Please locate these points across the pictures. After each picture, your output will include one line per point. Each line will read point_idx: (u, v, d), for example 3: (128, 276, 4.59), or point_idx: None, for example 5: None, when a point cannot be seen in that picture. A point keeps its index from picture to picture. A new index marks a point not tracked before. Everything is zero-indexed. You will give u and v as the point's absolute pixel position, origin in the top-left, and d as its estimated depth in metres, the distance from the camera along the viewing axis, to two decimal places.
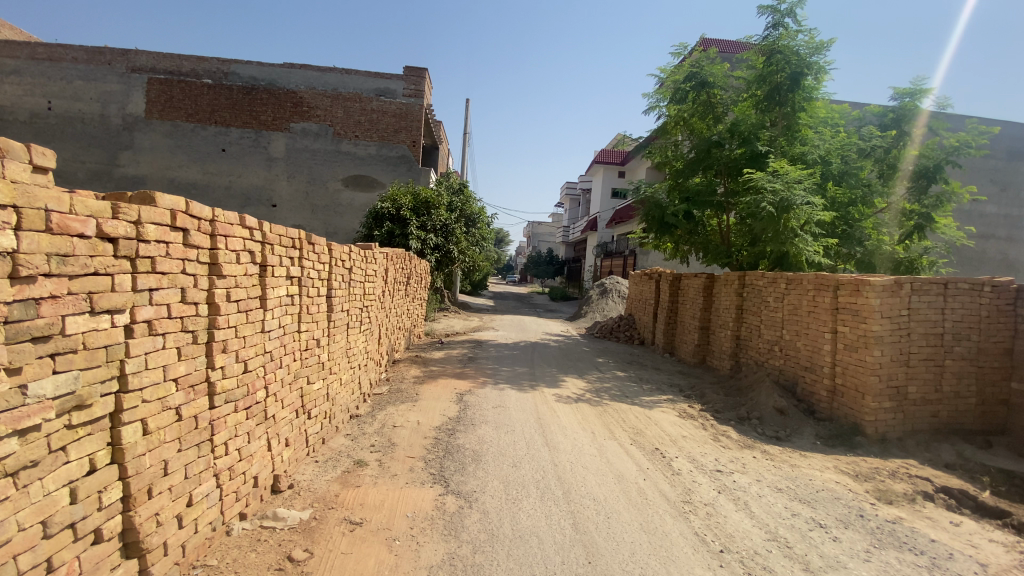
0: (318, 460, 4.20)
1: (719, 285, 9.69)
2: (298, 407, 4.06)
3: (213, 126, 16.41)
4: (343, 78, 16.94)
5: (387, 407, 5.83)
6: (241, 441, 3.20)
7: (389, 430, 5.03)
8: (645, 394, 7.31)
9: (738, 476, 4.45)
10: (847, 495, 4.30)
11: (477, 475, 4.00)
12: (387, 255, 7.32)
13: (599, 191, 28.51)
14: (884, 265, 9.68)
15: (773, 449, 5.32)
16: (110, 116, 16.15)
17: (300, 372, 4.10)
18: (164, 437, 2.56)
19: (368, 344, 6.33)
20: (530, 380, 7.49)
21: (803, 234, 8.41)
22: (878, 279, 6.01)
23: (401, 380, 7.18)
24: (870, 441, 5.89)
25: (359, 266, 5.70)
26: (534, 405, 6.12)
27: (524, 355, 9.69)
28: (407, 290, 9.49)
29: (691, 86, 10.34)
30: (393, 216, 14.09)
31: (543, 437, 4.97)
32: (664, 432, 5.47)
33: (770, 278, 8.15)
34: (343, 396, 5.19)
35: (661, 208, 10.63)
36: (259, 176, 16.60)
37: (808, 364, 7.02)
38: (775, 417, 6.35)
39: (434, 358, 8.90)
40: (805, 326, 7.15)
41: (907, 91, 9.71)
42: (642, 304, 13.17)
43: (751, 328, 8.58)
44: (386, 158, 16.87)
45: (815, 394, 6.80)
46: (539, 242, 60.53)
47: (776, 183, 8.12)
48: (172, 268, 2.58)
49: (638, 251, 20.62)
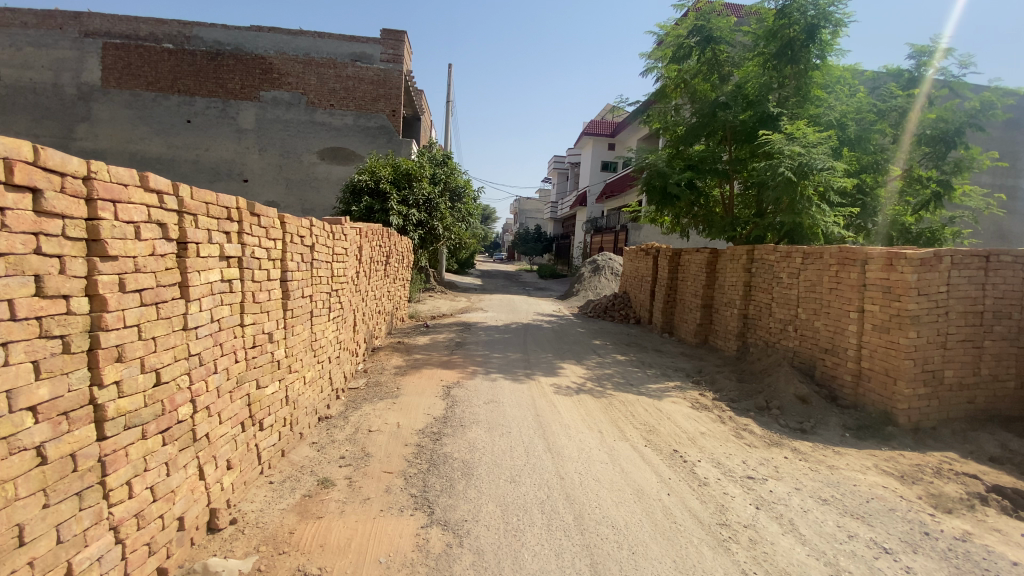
0: (273, 482, 3.43)
1: (725, 260, 8.99)
2: (245, 419, 3.28)
3: (176, 95, 15.05)
4: (315, 42, 15.64)
5: (362, 407, 5.06)
6: (154, 477, 2.42)
7: (364, 436, 4.26)
8: (652, 380, 6.66)
9: (774, 484, 3.80)
10: (901, 506, 3.70)
11: (468, 497, 3.27)
12: (361, 231, 6.46)
13: (588, 164, 27.64)
14: (896, 235, 9.13)
15: (803, 446, 4.67)
16: (62, 86, 14.71)
17: (246, 376, 3.31)
18: (15, 493, 1.77)
19: (339, 332, 5.52)
20: (524, 368, 6.74)
21: (820, 203, 7.71)
22: (916, 253, 5.34)
23: (380, 372, 6.40)
24: (903, 431, 5.32)
25: (323, 243, 4.84)
26: (530, 399, 5.39)
27: (517, 339, 8.95)
28: (386, 269, 8.64)
29: (696, 42, 9.44)
30: (372, 190, 13.08)
31: (544, 439, 4.25)
32: (680, 429, 4.80)
33: (783, 252, 7.47)
34: (309, 397, 4.41)
35: (663, 177, 9.79)
36: (228, 149, 15.37)
37: (830, 346, 6.38)
38: (798, 407, 5.70)
39: (418, 344, 8.13)
40: (826, 305, 6.50)
41: (925, 49, 9.02)
42: (638, 281, 12.47)
43: (761, 306, 7.92)
44: (364, 128, 15.76)
45: (838, 379, 6.19)
46: (526, 219, 59.63)
47: (794, 145, 7.34)
48: (10, 247, 1.77)
49: (630, 225, 19.86)
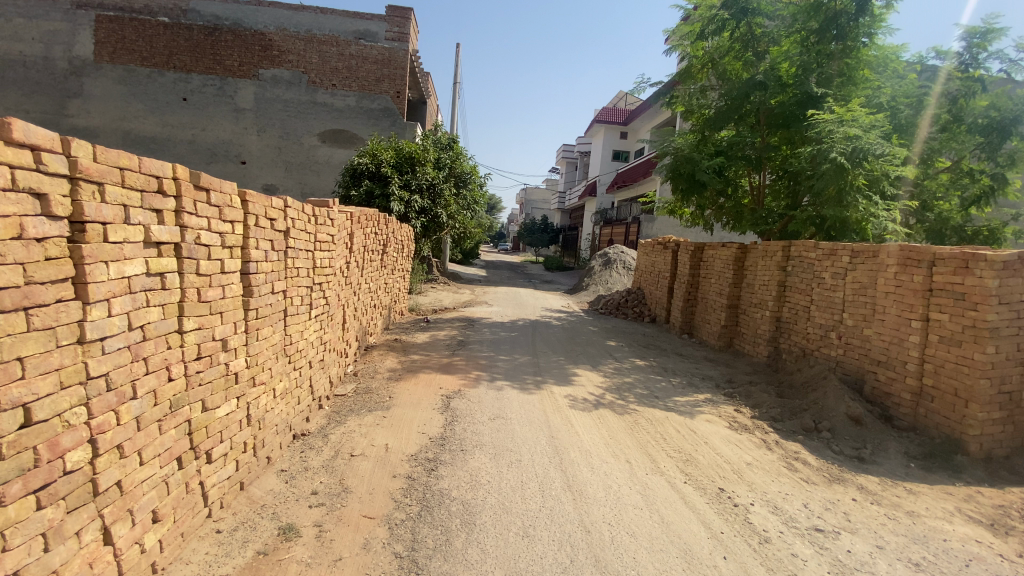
0: (221, 532, 2.71)
1: (755, 256, 8.19)
2: (182, 452, 2.57)
3: (171, 72, 14.23)
4: (317, 18, 14.76)
5: (347, 421, 4.30)
6: (19, 559, 1.72)
7: (344, 463, 3.51)
8: (679, 391, 5.90)
9: (849, 541, 3.05)
10: (1009, 572, 2.93)
11: (468, 561, 2.53)
12: (353, 216, 5.68)
13: (600, 152, 26.70)
14: (946, 233, 8.31)
15: (871, 484, 3.91)
16: (54, 60, 13.90)
17: (186, 397, 2.59)
18: None
19: (323, 331, 4.76)
20: (534, 375, 5.95)
21: (871, 196, 6.87)
22: (999, 254, 4.52)
23: (372, 376, 5.65)
24: (976, 461, 4.53)
25: (302, 228, 4.06)
26: (542, 415, 4.61)
27: (525, 339, 8.16)
28: (383, 259, 7.85)
29: (730, 15, 8.50)
30: (372, 173, 12.29)
31: (562, 472, 3.49)
32: (722, 459, 4.03)
33: (826, 250, 6.66)
34: (279, 412, 3.67)
35: (692, 163, 8.92)
36: (225, 129, 14.57)
37: (883, 358, 5.57)
38: (851, 429, 4.91)
39: (417, 343, 7.38)
40: (880, 311, 5.67)
41: (978, 30, 8.07)
42: (654, 277, 11.66)
43: (797, 308, 7.14)
44: (367, 110, 14.91)
45: (893, 397, 5.37)
46: (533, 209, 58.51)
47: (847, 127, 6.47)
48: None
49: (643, 217, 19.03)
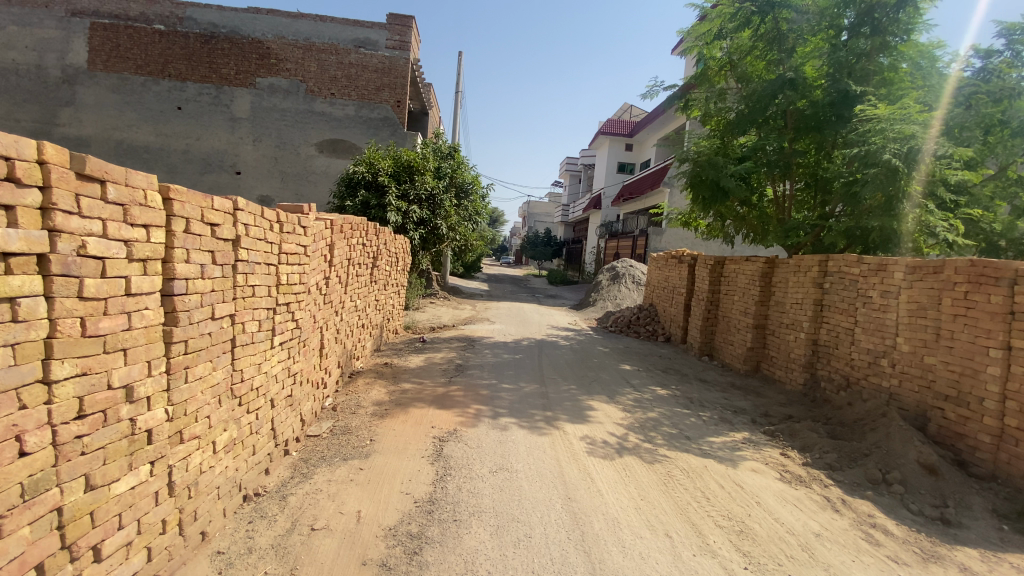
0: None
1: (785, 271, 7.42)
2: (45, 557, 1.78)
3: (166, 80, 13.62)
4: (316, 26, 14.20)
5: (314, 476, 3.47)
6: None
7: (301, 542, 2.70)
8: (714, 428, 5.07)
9: None
10: None
11: None
12: (333, 226, 4.91)
13: (605, 164, 26.07)
14: (1002, 245, 7.42)
15: (973, 562, 3.09)
16: (46, 67, 13.33)
17: (53, 476, 1.80)
18: None
19: (292, 361, 3.96)
20: (544, 410, 5.11)
21: (924, 203, 6.12)
22: None
23: (354, 411, 4.83)
24: None
25: (259, 237, 3.30)
26: (556, 466, 3.76)
27: (531, 363, 7.35)
28: (374, 274, 7.08)
29: (755, 9, 7.84)
30: (368, 183, 11.58)
31: (585, 555, 2.68)
32: (783, 527, 3.19)
33: (873, 265, 5.87)
34: (222, 471, 2.86)
35: (714, 169, 8.12)
36: (220, 139, 13.94)
37: (952, 393, 4.73)
38: (924, 481, 4.07)
39: (410, 368, 6.57)
40: (946, 336, 4.85)
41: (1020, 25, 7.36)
42: (668, 293, 10.86)
43: (837, 330, 6.33)
44: (366, 119, 14.28)
45: (968, 439, 4.53)
46: (537, 223, 57.75)
47: (900, 127, 5.72)
48: None
49: (652, 230, 18.24)
